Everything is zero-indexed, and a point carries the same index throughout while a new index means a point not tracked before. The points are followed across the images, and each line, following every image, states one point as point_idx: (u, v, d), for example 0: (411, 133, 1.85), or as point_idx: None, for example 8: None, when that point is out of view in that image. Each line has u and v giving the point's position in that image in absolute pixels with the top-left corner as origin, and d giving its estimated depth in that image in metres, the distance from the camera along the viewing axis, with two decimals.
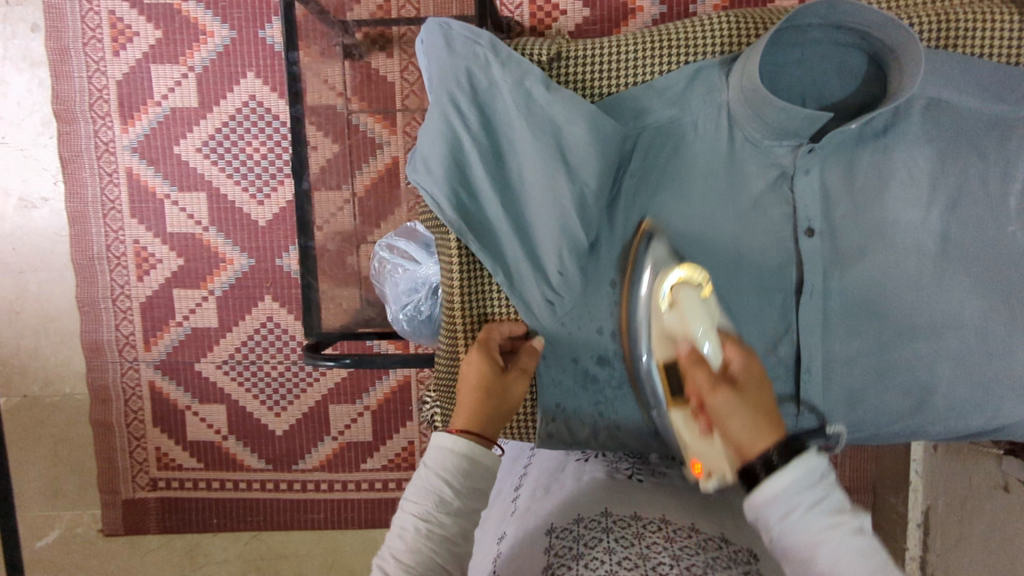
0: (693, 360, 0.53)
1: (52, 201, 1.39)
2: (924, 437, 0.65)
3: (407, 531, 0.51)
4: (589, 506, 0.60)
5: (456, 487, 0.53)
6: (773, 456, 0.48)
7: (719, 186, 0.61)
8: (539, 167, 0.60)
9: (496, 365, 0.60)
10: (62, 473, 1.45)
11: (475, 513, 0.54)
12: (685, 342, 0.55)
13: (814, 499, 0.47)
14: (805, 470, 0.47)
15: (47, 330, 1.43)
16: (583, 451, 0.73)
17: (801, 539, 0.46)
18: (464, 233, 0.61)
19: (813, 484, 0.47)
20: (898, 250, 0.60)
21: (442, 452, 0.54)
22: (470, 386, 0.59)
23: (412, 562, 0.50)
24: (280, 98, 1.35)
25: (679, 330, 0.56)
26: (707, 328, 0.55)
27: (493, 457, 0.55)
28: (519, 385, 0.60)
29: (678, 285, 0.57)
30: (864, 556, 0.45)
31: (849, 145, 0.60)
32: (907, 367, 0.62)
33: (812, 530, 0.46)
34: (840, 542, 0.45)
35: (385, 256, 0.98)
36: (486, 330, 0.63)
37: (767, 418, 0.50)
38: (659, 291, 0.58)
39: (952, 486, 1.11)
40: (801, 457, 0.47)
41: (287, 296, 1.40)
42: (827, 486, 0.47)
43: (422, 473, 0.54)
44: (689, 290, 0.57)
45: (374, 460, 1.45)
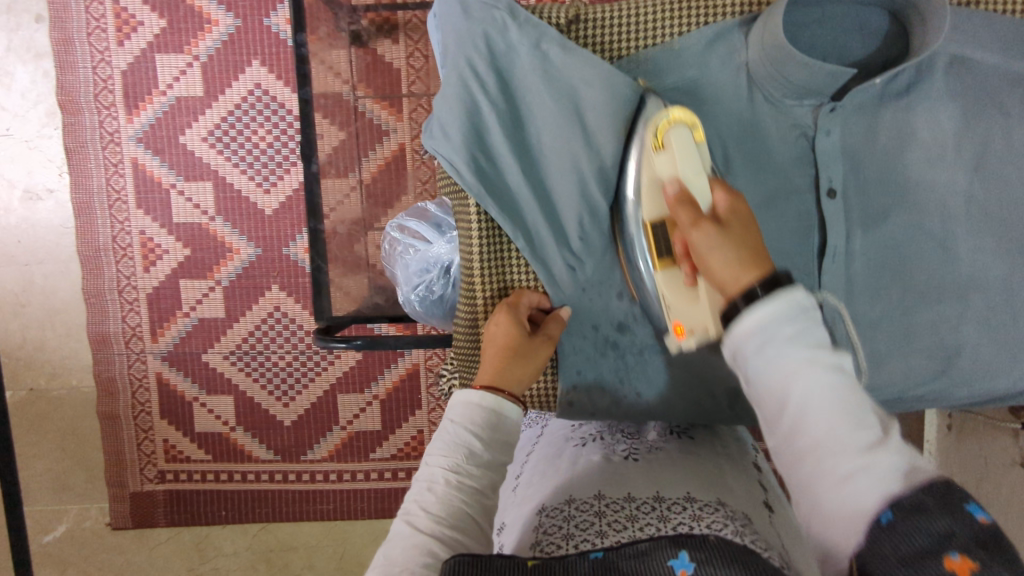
0: (679, 200, 0.52)
1: (57, 192, 1.38)
2: (949, 403, 0.65)
3: (437, 484, 0.52)
4: (582, 488, 0.57)
5: (484, 439, 0.55)
6: (757, 291, 0.46)
7: (741, 147, 0.61)
8: (561, 131, 0.61)
9: (523, 329, 0.61)
10: (70, 466, 1.44)
11: (502, 468, 0.55)
12: (672, 184, 0.54)
13: (796, 329, 0.45)
14: (790, 306, 0.45)
15: (53, 323, 1.42)
16: (580, 433, 0.68)
17: (777, 372, 0.44)
18: (484, 199, 0.61)
19: (797, 315, 0.45)
20: (921, 210, 0.60)
21: (468, 407, 0.56)
22: (496, 348, 0.60)
23: (444, 513, 0.50)
24: (286, 86, 1.34)
25: (669, 174, 0.55)
26: (698, 171, 0.54)
27: (517, 413, 0.58)
28: (545, 348, 0.61)
29: (671, 125, 0.56)
30: (835, 389, 0.44)
31: (872, 104, 0.59)
32: (932, 330, 0.61)
33: (790, 363, 0.44)
34: (817, 377, 0.44)
35: (396, 236, 0.97)
36: (515, 294, 0.64)
37: (751, 251, 0.48)
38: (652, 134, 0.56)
39: (966, 463, 1.11)
40: (788, 289, 0.45)
41: (294, 285, 1.39)
42: (808, 319, 0.45)
43: (449, 428, 0.55)
44: (683, 130, 0.55)
45: (383, 450, 1.44)
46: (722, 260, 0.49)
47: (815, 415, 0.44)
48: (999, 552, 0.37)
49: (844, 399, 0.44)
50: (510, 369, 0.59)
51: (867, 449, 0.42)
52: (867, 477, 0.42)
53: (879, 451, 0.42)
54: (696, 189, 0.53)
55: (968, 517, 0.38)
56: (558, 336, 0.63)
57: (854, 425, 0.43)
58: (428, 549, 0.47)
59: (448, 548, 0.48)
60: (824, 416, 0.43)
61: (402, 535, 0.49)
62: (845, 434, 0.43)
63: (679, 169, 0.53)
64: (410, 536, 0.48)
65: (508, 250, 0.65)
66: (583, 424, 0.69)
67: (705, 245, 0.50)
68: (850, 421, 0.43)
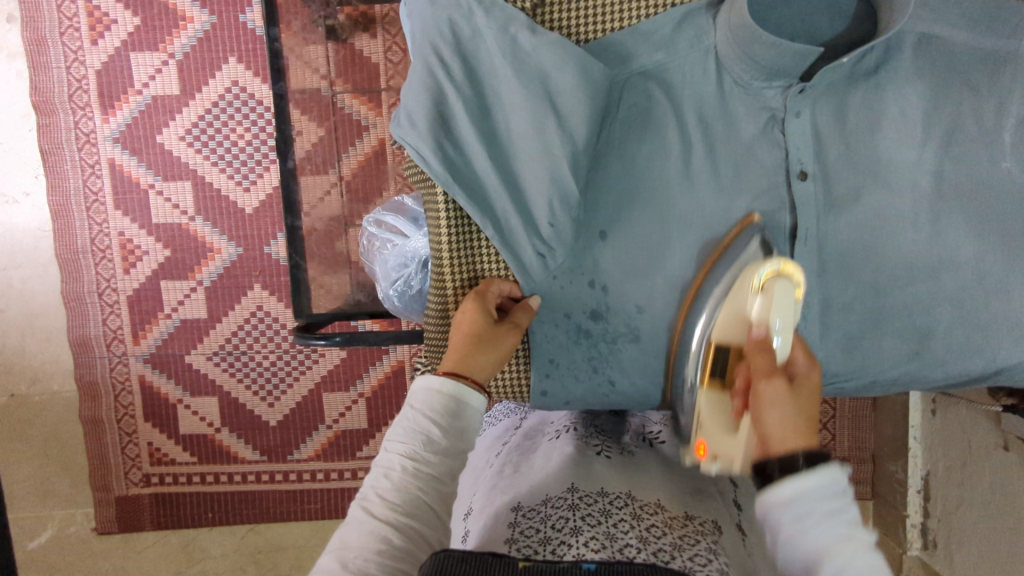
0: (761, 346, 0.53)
1: (34, 194, 1.36)
2: (923, 385, 0.65)
3: (394, 470, 0.53)
4: (556, 484, 0.60)
5: (443, 427, 0.55)
6: (798, 459, 0.46)
7: (711, 132, 0.61)
8: (528, 114, 0.59)
9: (488, 317, 0.61)
10: (53, 472, 1.42)
11: (461, 455, 0.56)
12: (759, 326, 0.54)
13: (830, 509, 0.44)
14: (827, 479, 0.45)
15: (33, 327, 1.40)
16: (553, 429, 0.73)
17: (808, 548, 0.43)
18: (452, 187, 0.59)
19: (831, 495, 0.45)
20: (893, 190, 0.59)
21: (429, 394, 0.56)
22: (461, 335, 0.60)
23: (399, 501, 0.52)
24: (263, 82, 1.33)
25: (755, 318, 0.55)
26: (788, 330, 0.54)
27: (479, 400, 0.58)
28: (511, 336, 0.61)
29: (778, 275, 0.55)
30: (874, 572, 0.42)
31: (841, 84, 0.59)
32: (904, 311, 0.61)
33: (823, 539, 0.43)
34: (851, 556, 0.42)
35: (373, 231, 0.97)
36: (484, 283, 0.63)
37: (811, 424, 0.49)
38: (755, 273, 0.56)
39: (952, 448, 1.11)
40: (829, 464, 0.45)
41: (277, 284, 1.38)
42: (845, 503, 0.45)
43: (407, 415, 0.56)
44: (790, 285, 0.55)
45: (370, 448, 1.43)
46: (780, 415, 0.49)
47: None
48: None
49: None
50: (476, 356, 0.59)
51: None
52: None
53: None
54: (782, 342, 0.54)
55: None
56: (525, 324, 0.63)
57: None
58: (383, 537, 0.49)
59: (403, 535, 0.50)
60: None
61: (358, 520, 0.51)
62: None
63: (771, 315, 0.54)
64: (365, 522, 0.51)
65: (476, 239, 0.64)
66: (560, 420, 0.75)
67: (770, 397, 0.50)
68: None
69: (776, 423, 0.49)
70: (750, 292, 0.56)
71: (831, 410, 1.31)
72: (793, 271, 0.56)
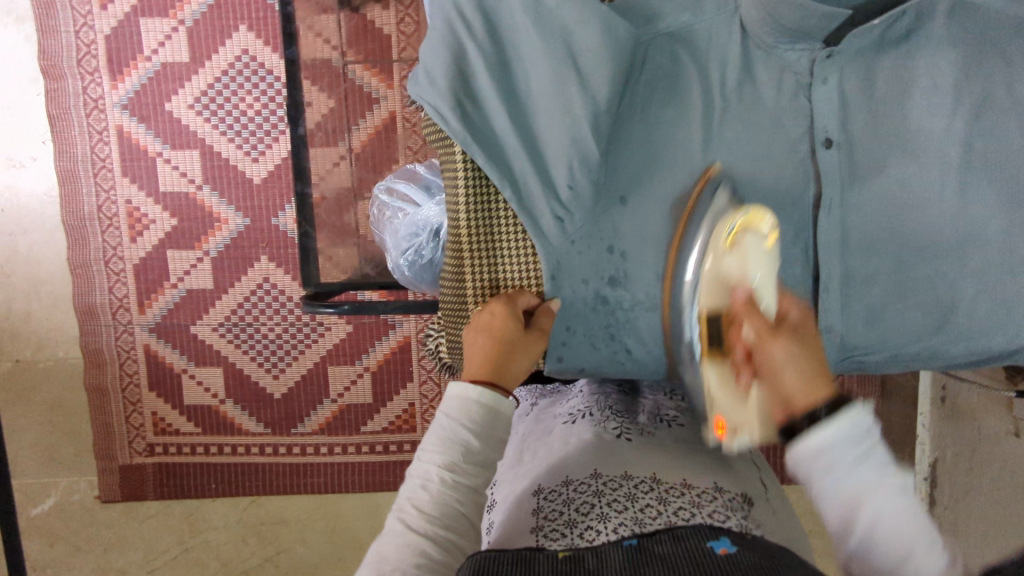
0: (750, 309, 0.55)
1: (41, 159, 1.35)
2: (944, 361, 0.64)
3: (432, 482, 0.55)
4: (578, 467, 0.61)
5: (480, 438, 0.56)
6: (820, 412, 0.50)
7: (735, 98, 0.59)
8: (549, 72, 0.58)
9: (519, 323, 0.61)
10: (58, 439, 1.43)
11: (494, 462, 0.58)
12: (743, 289, 0.56)
13: (861, 455, 0.49)
14: (852, 427, 0.49)
15: (39, 294, 1.40)
16: (567, 411, 0.73)
17: (844, 496, 0.49)
18: (471, 146, 0.59)
19: (860, 440, 0.49)
20: (921, 161, 0.58)
21: (461, 401, 0.57)
22: (491, 341, 0.60)
23: (436, 514, 0.53)
24: (273, 52, 1.31)
25: (738, 277, 0.56)
26: (766, 282, 0.57)
27: (510, 407, 0.59)
28: (539, 343, 0.61)
29: (746, 229, 0.56)
30: (906, 513, 0.48)
31: (870, 51, 0.57)
32: (929, 285, 0.60)
33: (857, 487, 0.49)
34: (883, 500, 0.48)
35: (385, 200, 0.96)
36: (515, 291, 0.63)
37: (822, 372, 0.53)
38: (721, 230, 0.56)
39: (962, 435, 1.11)
40: (851, 411, 0.49)
41: (284, 256, 1.37)
42: (872, 443, 0.49)
43: (442, 424, 0.56)
44: (758, 236, 0.56)
45: (375, 423, 1.43)
46: (793, 371, 0.52)
47: (880, 534, 0.48)
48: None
49: (907, 518, 0.47)
50: (505, 363, 0.60)
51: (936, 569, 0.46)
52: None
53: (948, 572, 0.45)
54: (766, 300, 0.56)
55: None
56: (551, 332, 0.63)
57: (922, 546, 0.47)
58: (421, 550, 0.51)
59: (441, 548, 0.52)
60: (892, 542, 0.47)
61: (395, 531, 0.53)
62: (913, 556, 0.46)
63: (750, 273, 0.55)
64: (403, 534, 0.53)
65: (494, 204, 0.63)
66: (572, 401, 0.75)
67: (780, 359, 0.53)
68: (918, 544, 0.47)
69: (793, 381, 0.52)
70: (724, 252, 0.56)
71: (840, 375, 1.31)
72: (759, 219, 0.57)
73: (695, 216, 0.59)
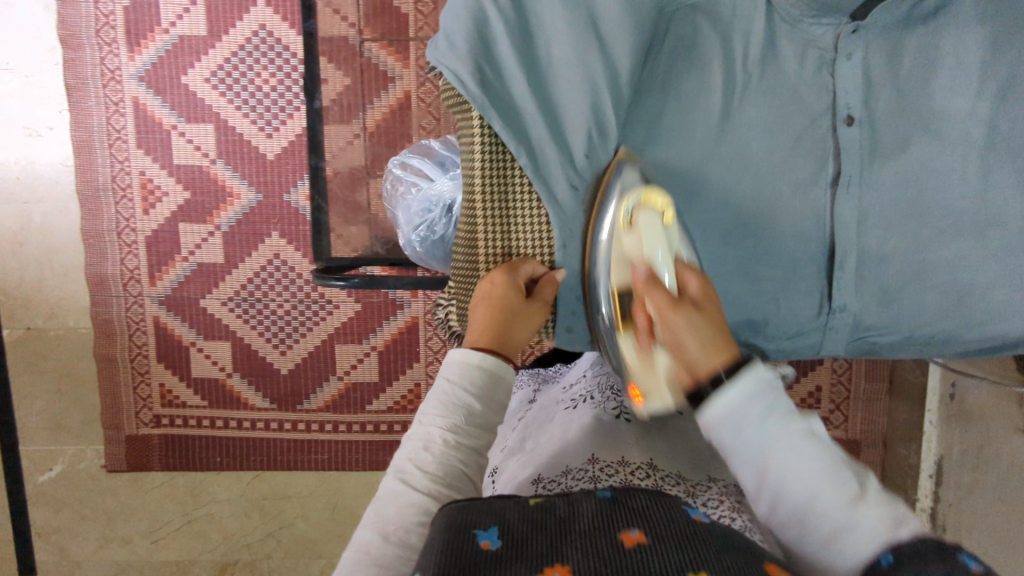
0: (649, 284, 0.56)
1: (57, 129, 1.36)
2: (956, 345, 0.64)
3: (434, 443, 0.54)
4: (576, 454, 0.60)
5: (482, 401, 0.56)
6: (721, 375, 0.50)
7: (756, 73, 0.59)
8: (571, 41, 0.58)
9: (520, 294, 0.61)
10: (66, 407, 1.44)
11: (497, 426, 0.58)
12: (642, 266, 0.57)
13: (764, 408, 0.49)
14: (751, 382, 0.49)
15: (52, 263, 1.41)
16: (572, 396, 0.72)
17: (750, 451, 0.48)
18: (488, 110, 0.59)
19: (765, 394, 0.49)
20: (943, 141, 0.58)
21: (465, 367, 0.57)
22: (492, 309, 0.60)
23: (440, 474, 0.53)
24: (291, 28, 1.31)
25: (637, 254, 0.59)
26: (663, 254, 0.58)
27: (512, 374, 0.59)
28: (538, 314, 0.62)
29: (641, 207, 0.59)
30: (812, 457, 0.47)
31: (895, 29, 0.57)
32: (945, 267, 0.60)
33: (764, 440, 0.48)
34: (789, 446, 0.47)
35: (398, 175, 0.96)
36: (516, 260, 0.63)
37: (721, 337, 0.52)
38: (619, 211, 0.59)
39: (970, 432, 1.10)
40: (747, 371, 0.49)
41: (295, 232, 1.38)
42: (774, 394, 0.49)
43: (444, 388, 0.56)
44: (653, 212, 0.59)
45: (380, 402, 1.43)
46: (693, 342, 0.52)
47: (792, 483, 0.46)
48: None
49: (815, 463, 0.47)
50: (509, 335, 0.60)
51: (848, 504, 0.45)
52: (852, 530, 0.43)
53: (859, 505, 0.44)
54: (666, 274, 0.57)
55: (959, 562, 0.38)
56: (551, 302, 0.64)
57: (832, 487, 0.45)
58: (426, 511, 0.51)
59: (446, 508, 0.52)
60: (802, 487, 0.46)
61: (397, 492, 0.53)
62: (824, 495, 0.45)
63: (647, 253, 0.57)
64: (405, 495, 0.52)
65: (509, 172, 0.62)
66: (577, 385, 0.74)
67: (679, 327, 0.53)
68: (829, 486, 0.46)
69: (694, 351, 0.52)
70: (622, 232, 0.59)
71: (846, 365, 1.31)
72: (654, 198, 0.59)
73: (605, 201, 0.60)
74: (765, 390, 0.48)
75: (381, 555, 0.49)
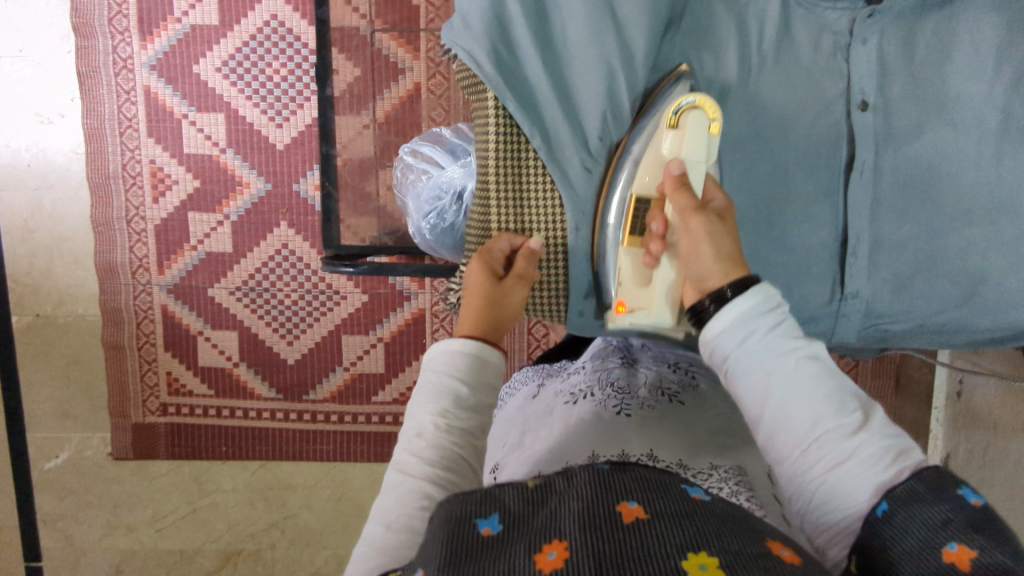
0: (677, 186, 0.55)
1: (69, 117, 1.37)
2: (968, 333, 0.64)
3: (426, 430, 0.55)
4: (576, 451, 0.60)
5: (470, 384, 0.57)
6: (726, 291, 0.50)
7: (770, 59, 0.59)
8: (587, 22, 0.58)
9: (491, 276, 0.62)
10: (73, 394, 1.44)
11: (489, 408, 0.58)
12: (674, 167, 0.56)
13: (771, 328, 0.48)
14: (760, 299, 0.49)
15: (61, 250, 1.41)
16: (570, 390, 0.71)
17: (753, 373, 0.48)
18: (503, 92, 0.59)
19: (774, 314, 0.49)
20: (957, 128, 0.58)
21: (449, 354, 0.58)
22: (465, 301, 0.62)
23: (434, 458, 0.53)
24: (302, 18, 1.32)
25: (671, 156, 0.57)
26: (700, 163, 0.56)
27: (499, 355, 0.59)
28: (517, 288, 0.62)
29: (694, 108, 0.56)
30: (817, 381, 0.47)
31: (911, 14, 0.57)
32: (957, 255, 0.60)
33: (768, 361, 0.48)
34: (794, 370, 0.47)
35: (410, 162, 0.96)
36: (486, 245, 0.64)
37: (736, 253, 0.52)
38: (672, 107, 0.57)
39: (978, 430, 1.10)
40: (760, 286, 0.49)
41: (304, 223, 1.38)
42: (783, 316, 0.49)
43: (431, 376, 0.57)
44: (704, 116, 0.56)
45: (386, 393, 1.43)
46: (710, 249, 0.52)
47: (794, 404, 0.46)
48: (986, 532, 0.38)
49: (820, 389, 0.46)
50: (493, 315, 0.60)
51: (848, 431, 0.45)
52: (853, 458, 0.44)
53: (859, 433, 0.45)
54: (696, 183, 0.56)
55: (958, 498, 0.40)
56: (534, 274, 0.64)
57: (835, 411, 0.46)
58: (423, 495, 0.51)
59: (442, 491, 0.52)
60: (804, 410, 0.46)
61: (397, 483, 0.53)
62: (825, 419, 0.45)
63: (683, 153, 0.55)
64: (405, 484, 0.52)
65: (521, 155, 0.63)
66: (577, 378, 0.72)
67: (698, 230, 0.52)
68: (832, 411, 0.46)
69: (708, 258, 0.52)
70: (666, 128, 0.57)
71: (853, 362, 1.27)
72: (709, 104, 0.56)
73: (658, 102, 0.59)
74: (775, 313, 0.48)
75: (385, 545, 0.49)
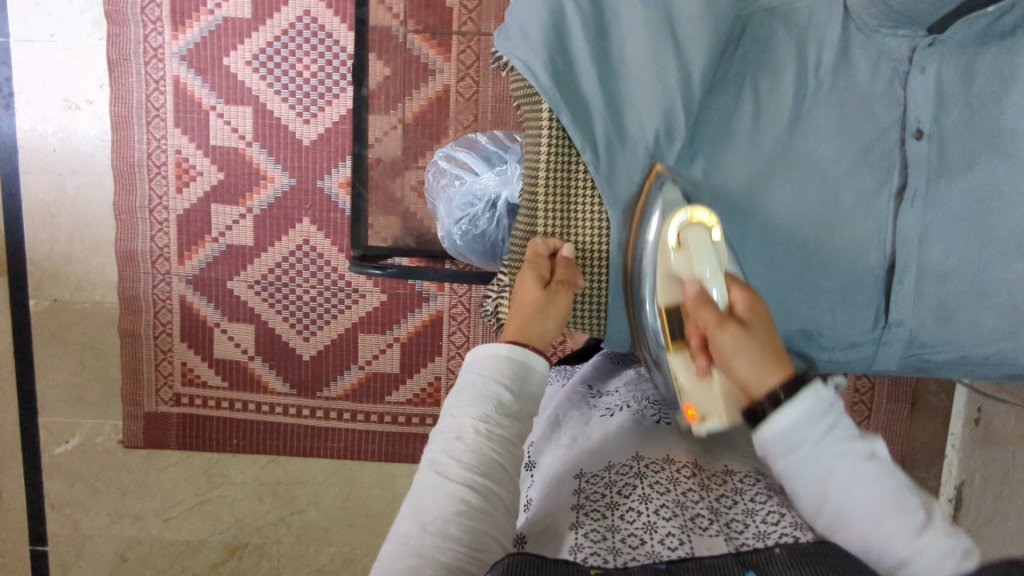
0: (700, 300, 0.55)
1: (97, 103, 1.37)
2: (1009, 366, 0.64)
3: (466, 433, 0.55)
4: (619, 451, 0.60)
5: (513, 391, 0.57)
6: (779, 394, 0.48)
7: (826, 88, 0.60)
8: (649, 42, 0.59)
9: (538, 283, 0.62)
10: (87, 380, 1.44)
11: (528, 417, 0.59)
12: (692, 284, 0.56)
13: (826, 430, 0.47)
14: (813, 403, 0.47)
15: (82, 236, 1.41)
16: (606, 404, 0.70)
17: (809, 476, 0.48)
18: (558, 104, 0.60)
19: (824, 415, 0.47)
20: (1013, 160, 0.57)
21: (495, 360, 0.58)
22: (517, 307, 0.63)
23: (474, 462, 0.53)
24: (335, 16, 1.32)
25: (686, 272, 0.58)
26: (714, 270, 0.57)
27: (543, 365, 0.60)
28: (562, 297, 0.63)
29: (690, 226, 0.59)
30: (875, 478, 0.46)
31: (970, 44, 0.57)
32: (1005, 289, 0.60)
33: (823, 461, 0.47)
34: (851, 471, 0.47)
35: (443, 166, 0.96)
36: (532, 247, 0.65)
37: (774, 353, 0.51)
38: (668, 230, 0.59)
39: (995, 460, 1.09)
40: (807, 390, 0.47)
41: (326, 219, 1.38)
42: (836, 415, 0.48)
43: (476, 382, 0.57)
44: (701, 230, 0.58)
45: (400, 394, 1.43)
46: (744, 360, 0.51)
47: (854, 504, 0.46)
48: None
49: (880, 489, 0.46)
50: (531, 326, 0.61)
51: (915, 533, 0.45)
52: (918, 563, 0.44)
53: (925, 534, 0.45)
54: (714, 288, 0.56)
55: None
56: (576, 281, 0.64)
57: (899, 511, 0.46)
58: (461, 498, 0.51)
59: (480, 496, 0.52)
60: (866, 507, 0.46)
61: (433, 484, 0.53)
62: (890, 523, 0.46)
63: (696, 270, 0.56)
64: (441, 485, 0.53)
65: (573, 168, 0.63)
66: (610, 394, 0.72)
67: (728, 347, 0.52)
68: (893, 511, 0.46)
69: (745, 368, 0.51)
70: (671, 250, 0.59)
71: (869, 384, 1.27)
72: (698, 214, 0.59)
73: (648, 208, 0.61)
74: (828, 418, 0.47)
75: (421, 546, 0.49)
